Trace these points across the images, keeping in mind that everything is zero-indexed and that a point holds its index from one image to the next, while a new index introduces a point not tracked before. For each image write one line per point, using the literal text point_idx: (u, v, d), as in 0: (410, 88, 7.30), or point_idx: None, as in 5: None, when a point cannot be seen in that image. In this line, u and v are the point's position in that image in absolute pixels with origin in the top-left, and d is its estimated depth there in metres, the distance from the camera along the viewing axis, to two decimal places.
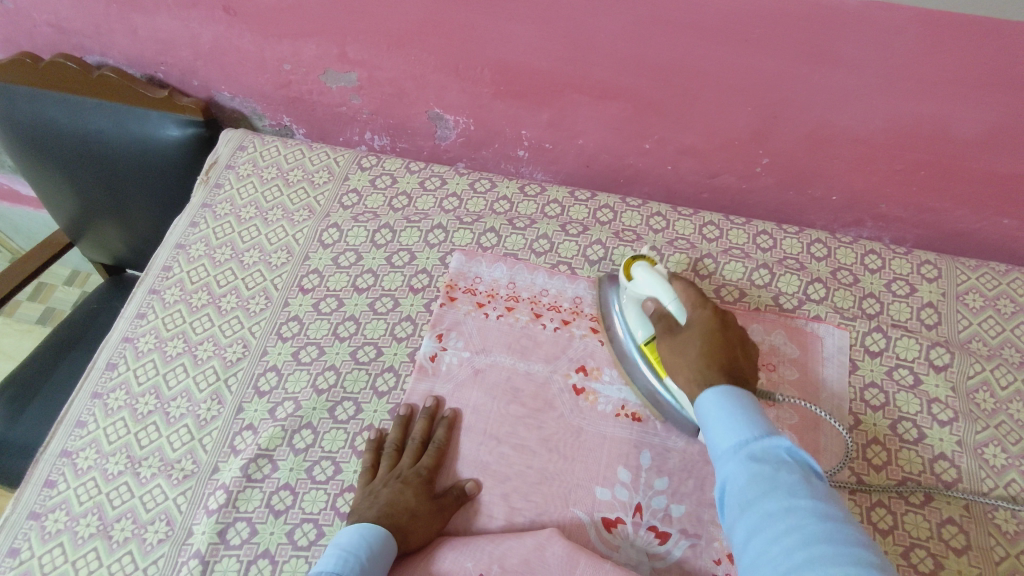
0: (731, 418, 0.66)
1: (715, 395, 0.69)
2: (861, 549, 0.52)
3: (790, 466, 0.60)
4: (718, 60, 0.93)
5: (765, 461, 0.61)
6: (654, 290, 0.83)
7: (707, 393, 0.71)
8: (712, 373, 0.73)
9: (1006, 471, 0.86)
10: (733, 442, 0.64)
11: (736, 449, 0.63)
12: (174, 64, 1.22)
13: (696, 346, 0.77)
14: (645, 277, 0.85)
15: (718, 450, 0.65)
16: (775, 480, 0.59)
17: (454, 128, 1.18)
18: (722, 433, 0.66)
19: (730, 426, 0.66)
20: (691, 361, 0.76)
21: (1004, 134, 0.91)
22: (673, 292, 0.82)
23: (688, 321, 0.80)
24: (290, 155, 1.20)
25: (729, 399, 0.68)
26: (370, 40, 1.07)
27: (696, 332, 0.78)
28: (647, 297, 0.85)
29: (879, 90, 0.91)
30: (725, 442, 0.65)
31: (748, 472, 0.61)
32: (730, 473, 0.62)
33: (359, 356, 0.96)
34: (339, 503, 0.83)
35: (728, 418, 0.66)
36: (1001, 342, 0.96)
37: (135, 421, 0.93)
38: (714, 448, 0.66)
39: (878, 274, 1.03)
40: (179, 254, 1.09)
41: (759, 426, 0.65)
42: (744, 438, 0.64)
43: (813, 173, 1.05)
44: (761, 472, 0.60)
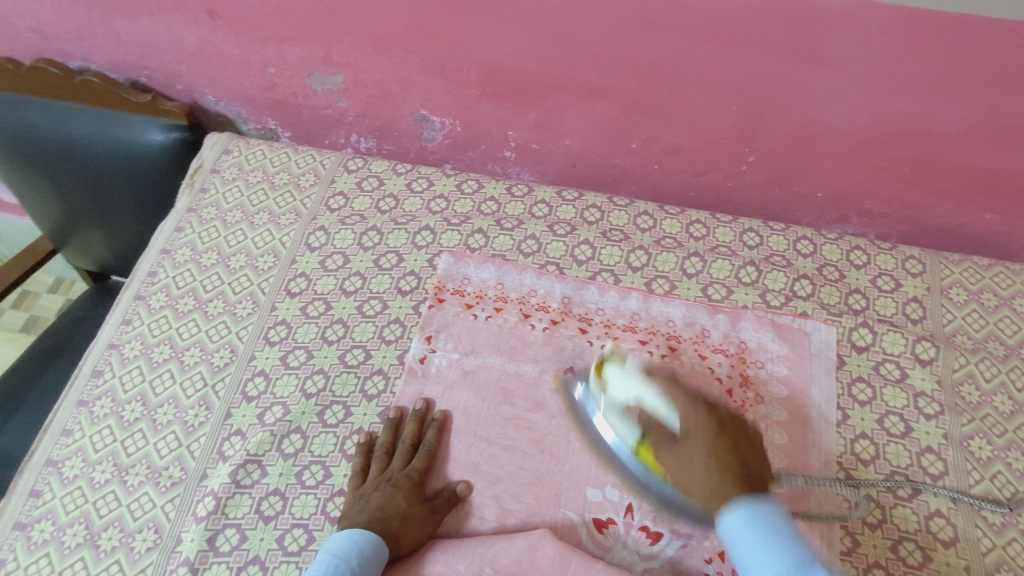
0: (764, 546, 0.64)
1: (741, 518, 0.67)
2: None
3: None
4: (703, 59, 0.94)
5: None
6: (636, 391, 0.80)
7: (731, 515, 0.68)
8: (735, 488, 0.71)
9: (992, 463, 0.86)
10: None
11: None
12: (157, 68, 1.21)
13: (704, 454, 0.74)
14: (624, 380, 0.82)
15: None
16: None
17: (440, 130, 1.18)
18: (759, 563, 0.63)
19: (766, 554, 0.63)
20: (705, 475, 0.73)
21: (985, 130, 0.92)
22: (656, 391, 0.79)
23: (683, 429, 0.77)
24: (275, 158, 1.19)
25: (758, 524, 0.66)
26: (355, 42, 1.07)
27: (698, 442, 0.75)
28: (630, 402, 0.80)
29: (862, 88, 0.91)
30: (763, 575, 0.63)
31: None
32: None
33: (347, 359, 0.95)
34: (330, 507, 0.83)
35: (762, 545, 0.64)
36: (985, 335, 0.97)
37: (122, 429, 0.92)
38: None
39: (863, 270, 1.03)
40: (165, 260, 1.08)
41: (797, 553, 0.63)
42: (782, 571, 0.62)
43: (798, 171, 1.06)
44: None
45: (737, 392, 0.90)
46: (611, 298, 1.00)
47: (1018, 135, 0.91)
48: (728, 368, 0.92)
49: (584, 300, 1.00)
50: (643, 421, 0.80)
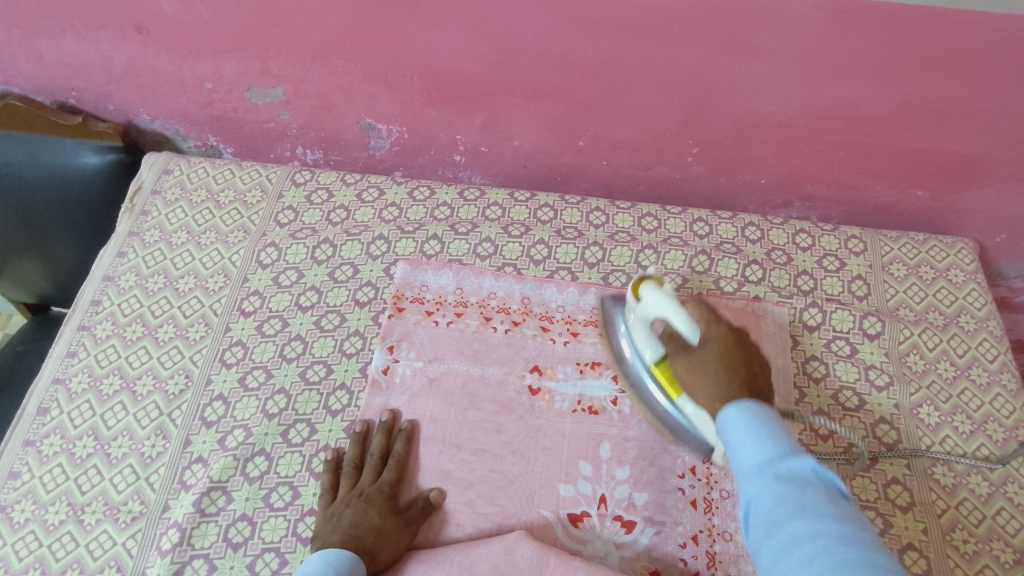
0: (754, 431, 0.62)
1: (735, 406, 0.65)
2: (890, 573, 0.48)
3: (815, 488, 0.55)
4: (643, 55, 0.95)
5: (795, 483, 0.56)
6: (664, 310, 0.81)
7: (727, 406, 0.66)
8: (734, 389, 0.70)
9: (940, 428, 0.91)
10: (757, 461, 0.60)
11: (761, 468, 0.59)
12: (86, 88, 1.16)
13: (714, 360, 0.74)
14: (655, 300, 0.82)
15: (744, 468, 0.61)
16: (801, 501, 0.54)
17: (388, 137, 1.17)
18: (746, 447, 0.61)
19: (754, 444, 0.61)
20: (712, 375, 0.73)
21: (912, 111, 0.96)
22: (683, 313, 0.79)
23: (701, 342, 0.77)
24: (218, 175, 1.16)
25: (749, 411, 0.64)
26: (294, 53, 1.05)
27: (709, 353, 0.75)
28: (655, 317, 0.83)
29: (796, 77, 0.94)
30: (748, 459, 0.60)
31: (777, 492, 0.56)
32: (755, 494, 0.58)
33: (308, 376, 0.93)
34: (301, 528, 0.81)
35: (753, 434, 0.61)
36: (925, 306, 1.02)
37: (74, 466, 0.88)
38: (738, 467, 0.61)
39: (809, 252, 1.07)
40: (108, 287, 1.04)
41: (785, 443, 0.60)
42: (769, 455, 0.59)
43: (741, 159, 1.09)
44: (789, 493, 0.55)
45: None
46: (571, 295, 1.01)
47: (941, 114, 0.96)
48: None
49: (544, 299, 1.00)
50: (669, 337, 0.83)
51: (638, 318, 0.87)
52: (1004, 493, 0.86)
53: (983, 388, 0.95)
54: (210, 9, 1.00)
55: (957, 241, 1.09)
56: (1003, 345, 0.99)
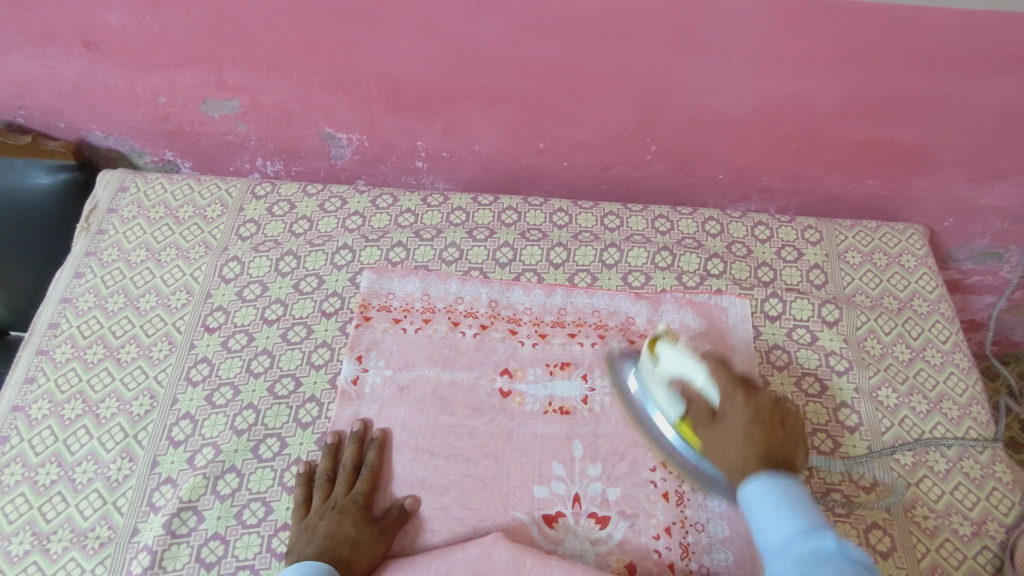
0: (777, 510, 0.67)
1: (760, 488, 0.70)
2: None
3: (836, 562, 0.60)
4: (597, 56, 0.97)
5: (815, 560, 0.61)
6: (685, 369, 0.81)
7: (751, 486, 0.71)
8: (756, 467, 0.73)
9: (899, 409, 0.94)
10: (783, 540, 0.64)
11: (784, 546, 0.64)
12: (35, 106, 1.14)
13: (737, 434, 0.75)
14: (675, 359, 0.82)
15: (770, 546, 0.66)
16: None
17: (348, 145, 1.17)
18: (772, 526, 0.66)
19: (778, 523, 0.66)
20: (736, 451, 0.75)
21: (858, 103, 0.99)
22: (704, 373, 0.80)
23: (723, 407, 0.78)
24: (177, 191, 1.14)
25: (773, 494, 0.69)
26: (248, 65, 1.04)
27: (734, 418, 0.77)
28: (676, 375, 0.83)
29: (746, 74, 0.97)
30: (775, 539, 0.65)
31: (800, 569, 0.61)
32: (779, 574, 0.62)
33: (277, 390, 0.93)
34: (275, 543, 0.80)
35: (776, 511, 0.67)
36: (880, 292, 1.05)
37: (37, 495, 0.86)
38: (765, 545, 0.66)
39: (767, 244, 1.10)
40: (66, 309, 1.02)
41: (808, 522, 0.65)
42: (792, 535, 0.64)
43: (699, 156, 1.11)
44: (810, 567, 0.60)
45: None
46: (538, 296, 1.01)
47: (887, 105, 0.99)
48: None
49: (512, 301, 1.01)
50: (687, 396, 0.82)
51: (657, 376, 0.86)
52: (961, 469, 0.89)
53: (937, 367, 0.98)
54: (159, 22, 0.99)
55: (907, 227, 1.13)
56: (954, 326, 1.03)
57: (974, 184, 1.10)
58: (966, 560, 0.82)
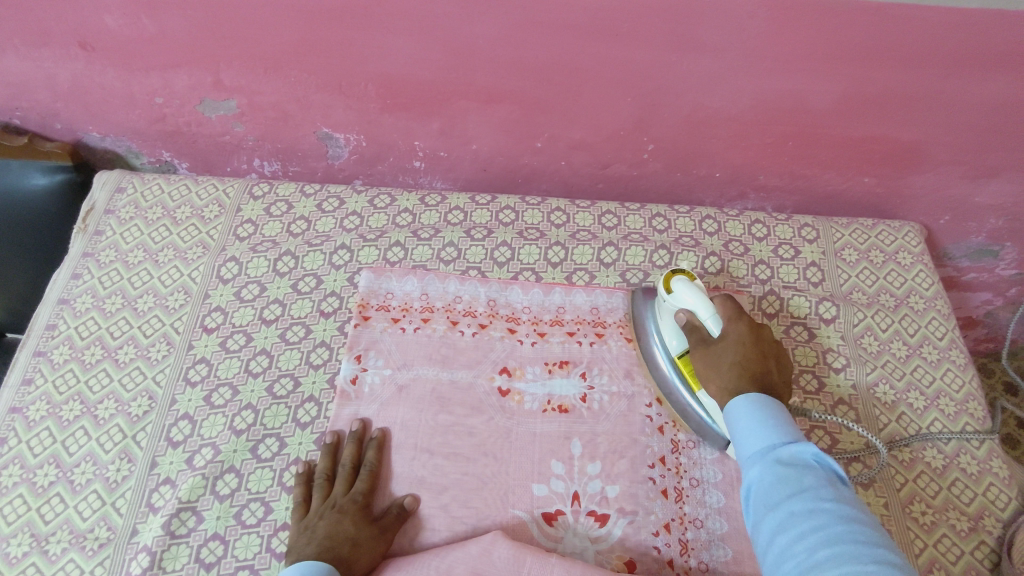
0: (761, 422, 0.70)
1: (746, 401, 0.73)
2: (879, 550, 0.55)
3: (812, 470, 0.64)
4: (593, 55, 0.97)
5: (793, 466, 0.65)
6: (691, 301, 0.86)
7: (738, 400, 0.74)
8: (741, 385, 0.78)
9: (896, 405, 0.94)
10: (762, 447, 0.68)
11: (764, 453, 0.67)
12: (31, 108, 1.13)
13: (730, 356, 0.81)
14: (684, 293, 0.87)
15: (747, 453, 0.69)
16: (799, 484, 0.62)
17: (345, 145, 1.17)
18: (754, 435, 0.70)
19: (759, 430, 0.70)
20: (724, 370, 0.81)
21: (854, 101, 1.00)
22: (709, 306, 0.84)
23: (722, 334, 0.84)
24: (174, 192, 1.14)
25: (760, 407, 0.72)
26: (245, 65, 1.04)
27: (730, 343, 0.83)
28: (683, 308, 0.87)
29: (742, 72, 0.97)
30: (755, 445, 0.69)
31: (778, 474, 0.64)
32: (756, 476, 0.66)
33: (276, 390, 0.93)
34: (274, 544, 0.80)
35: (755, 424, 0.70)
36: (877, 289, 1.06)
37: (35, 496, 0.85)
38: (744, 451, 0.70)
39: (764, 242, 1.10)
40: (63, 310, 1.02)
41: (788, 433, 0.69)
42: (772, 442, 0.68)
43: (696, 154, 1.11)
44: (790, 475, 0.63)
45: None
46: (536, 295, 1.02)
47: (882, 103, 0.99)
48: None
49: (510, 301, 1.01)
50: (690, 327, 0.87)
51: (666, 306, 0.91)
52: (957, 464, 0.90)
53: (934, 364, 0.99)
54: (156, 23, 0.99)
55: (903, 225, 1.13)
56: (950, 322, 1.03)
57: (969, 181, 1.10)
58: (964, 554, 0.83)
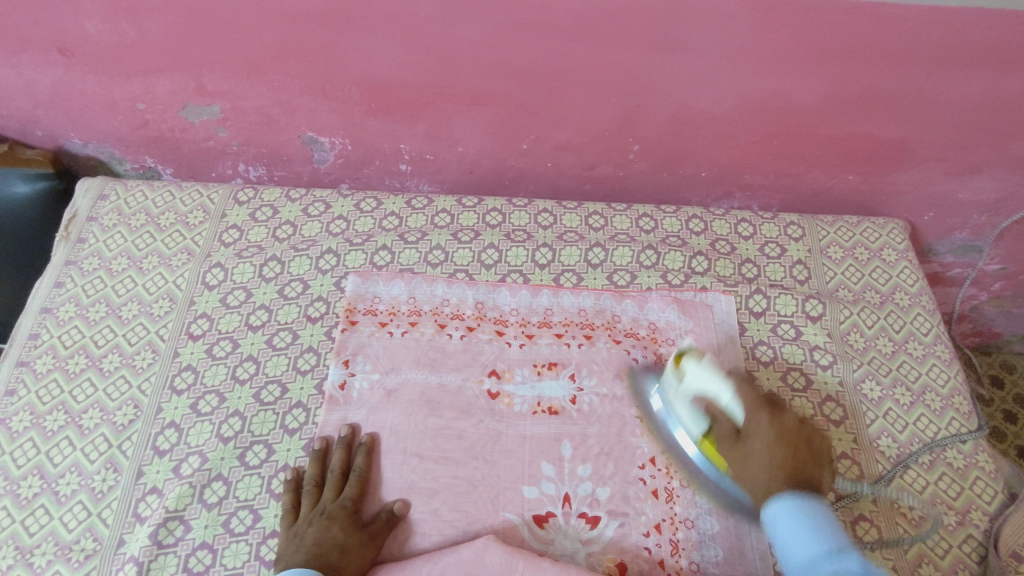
0: (807, 531, 0.70)
1: (784, 507, 0.72)
2: None
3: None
4: (577, 56, 0.97)
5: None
6: (711, 386, 0.82)
7: (776, 503, 0.73)
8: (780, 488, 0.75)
9: (883, 401, 0.95)
10: (808, 557, 0.68)
11: (812, 561, 0.68)
12: (12, 115, 1.13)
13: (762, 456, 0.77)
14: (701, 375, 0.83)
15: (791, 564, 0.69)
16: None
17: (331, 149, 1.16)
18: (797, 544, 0.69)
19: (804, 540, 0.69)
20: (759, 472, 0.76)
21: (836, 100, 1.00)
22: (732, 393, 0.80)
23: (746, 426, 0.79)
24: (158, 198, 1.13)
25: (799, 513, 0.71)
26: (227, 70, 1.03)
27: (761, 438, 0.78)
28: (699, 391, 0.83)
29: (726, 72, 0.98)
30: (802, 555, 0.69)
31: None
32: None
33: (263, 397, 0.92)
34: (263, 551, 0.80)
35: (801, 532, 0.70)
36: (862, 286, 1.07)
37: (20, 508, 0.84)
38: (791, 560, 0.69)
39: (751, 240, 1.10)
40: (46, 319, 1.01)
41: (834, 542, 0.69)
42: (820, 551, 0.68)
43: (681, 154, 1.11)
44: None
45: (652, 369, 0.94)
46: (524, 297, 1.02)
47: (864, 101, 1.00)
48: (642, 351, 0.96)
49: (498, 303, 1.01)
50: (711, 414, 0.82)
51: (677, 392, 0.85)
52: (944, 458, 0.90)
53: (920, 360, 0.99)
54: (136, 28, 0.98)
55: (888, 222, 1.14)
56: (935, 318, 1.04)
57: (952, 177, 1.11)
58: (951, 549, 0.83)
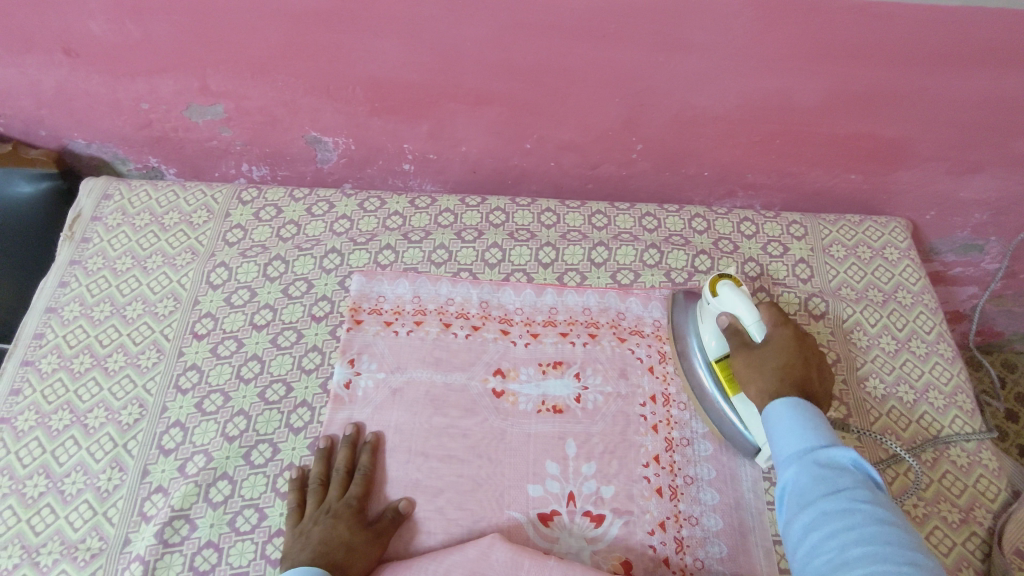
0: (798, 426, 0.70)
1: (784, 404, 0.73)
2: (918, 556, 0.57)
3: (851, 473, 0.65)
4: (581, 56, 0.97)
5: (831, 469, 0.66)
6: (735, 306, 0.84)
7: (777, 402, 0.74)
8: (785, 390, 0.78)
9: (886, 399, 0.95)
10: (797, 449, 0.69)
11: (801, 454, 0.68)
12: (16, 115, 1.13)
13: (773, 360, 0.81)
14: (730, 296, 0.86)
15: (781, 454, 0.70)
16: (837, 483, 0.64)
17: (334, 149, 1.16)
18: (788, 437, 0.70)
19: (796, 434, 0.70)
20: (767, 372, 0.80)
21: (839, 99, 1.00)
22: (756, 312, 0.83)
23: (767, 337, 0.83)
24: (161, 198, 1.14)
25: (796, 410, 0.72)
26: (231, 70, 1.04)
27: (774, 346, 0.82)
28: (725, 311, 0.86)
29: (729, 71, 0.98)
30: (790, 447, 0.69)
31: (815, 475, 0.66)
32: (790, 477, 0.67)
33: (268, 396, 0.92)
34: (269, 550, 0.80)
35: (795, 425, 0.70)
36: (865, 285, 1.07)
37: (26, 507, 0.84)
38: (779, 453, 0.70)
39: (754, 239, 1.11)
40: (51, 319, 1.01)
41: (824, 436, 0.69)
42: (810, 444, 0.68)
43: (684, 153, 1.12)
44: (827, 476, 0.65)
45: (657, 367, 0.95)
46: (528, 296, 1.02)
47: (867, 100, 1.00)
48: (646, 348, 0.97)
49: (502, 302, 1.01)
50: (732, 331, 0.85)
51: (709, 310, 0.90)
52: (948, 456, 0.91)
53: (923, 358, 1.00)
54: (140, 28, 0.98)
55: (890, 221, 1.14)
56: (938, 317, 1.04)
57: (954, 176, 1.11)
58: (956, 546, 0.83)
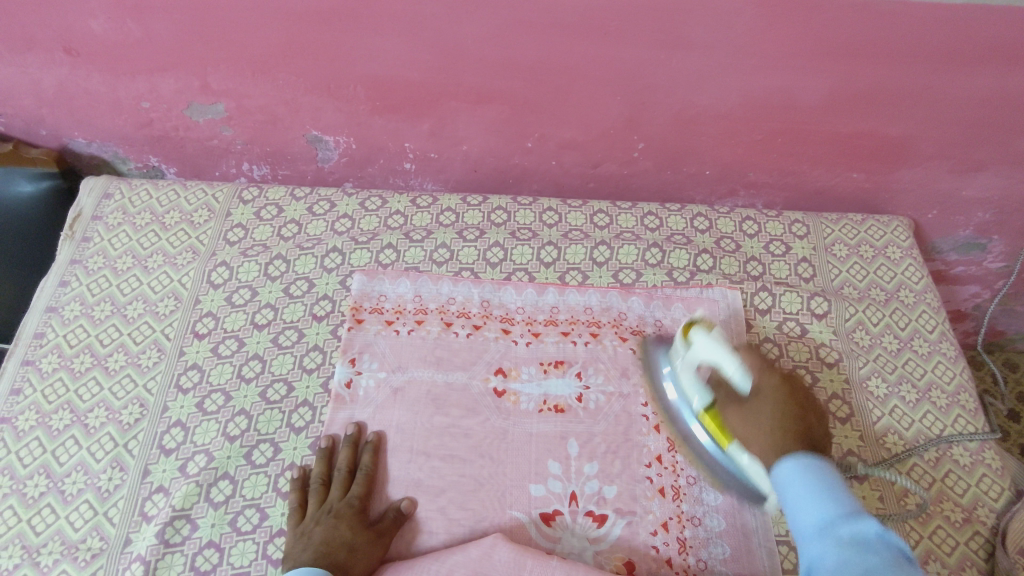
0: (815, 493, 0.63)
1: (794, 466, 0.66)
2: None
3: (879, 549, 0.56)
4: (583, 54, 0.97)
5: (856, 545, 0.57)
6: (715, 355, 0.79)
7: (785, 463, 0.67)
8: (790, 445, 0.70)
9: (889, 399, 0.95)
10: (818, 522, 0.61)
11: (822, 529, 0.60)
12: (16, 114, 1.13)
13: (769, 413, 0.74)
14: (707, 346, 0.80)
15: (803, 530, 0.62)
16: (865, 561, 0.55)
17: (335, 148, 1.16)
18: (808, 508, 0.62)
19: (815, 503, 0.62)
20: (765, 427, 0.73)
21: (841, 97, 1.00)
22: (735, 360, 0.77)
23: (756, 390, 0.76)
24: (162, 197, 1.13)
25: (809, 472, 0.65)
26: (232, 69, 1.03)
27: (766, 398, 0.75)
28: (704, 361, 0.81)
29: (731, 70, 0.98)
30: (811, 519, 0.61)
31: (841, 553, 0.57)
32: (813, 556, 0.59)
33: (269, 396, 0.92)
34: (271, 550, 0.80)
35: (812, 493, 0.63)
36: (867, 284, 1.07)
37: (26, 507, 0.84)
38: (800, 529, 0.62)
39: (756, 238, 1.10)
40: (51, 318, 1.00)
41: (846, 506, 0.61)
42: (831, 517, 0.60)
43: (686, 152, 1.12)
44: (854, 553, 0.56)
45: None
46: (529, 296, 1.02)
47: (869, 98, 1.00)
48: (648, 348, 0.96)
49: (504, 301, 1.01)
50: (715, 382, 0.81)
51: (687, 363, 0.84)
52: (951, 455, 0.90)
53: (925, 357, 0.99)
54: (141, 27, 0.98)
55: (892, 220, 1.14)
56: (940, 316, 1.04)
57: (956, 175, 1.11)
58: (958, 546, 0.83)
